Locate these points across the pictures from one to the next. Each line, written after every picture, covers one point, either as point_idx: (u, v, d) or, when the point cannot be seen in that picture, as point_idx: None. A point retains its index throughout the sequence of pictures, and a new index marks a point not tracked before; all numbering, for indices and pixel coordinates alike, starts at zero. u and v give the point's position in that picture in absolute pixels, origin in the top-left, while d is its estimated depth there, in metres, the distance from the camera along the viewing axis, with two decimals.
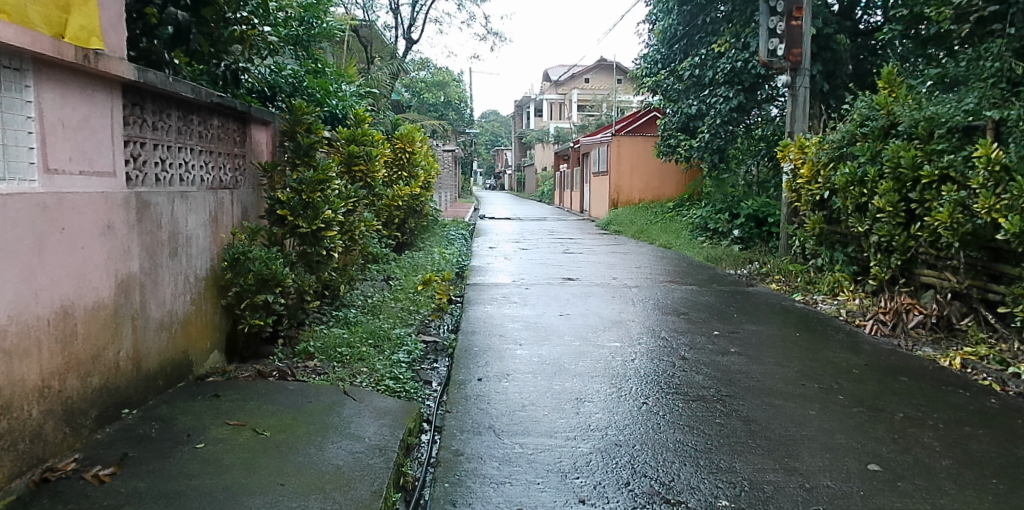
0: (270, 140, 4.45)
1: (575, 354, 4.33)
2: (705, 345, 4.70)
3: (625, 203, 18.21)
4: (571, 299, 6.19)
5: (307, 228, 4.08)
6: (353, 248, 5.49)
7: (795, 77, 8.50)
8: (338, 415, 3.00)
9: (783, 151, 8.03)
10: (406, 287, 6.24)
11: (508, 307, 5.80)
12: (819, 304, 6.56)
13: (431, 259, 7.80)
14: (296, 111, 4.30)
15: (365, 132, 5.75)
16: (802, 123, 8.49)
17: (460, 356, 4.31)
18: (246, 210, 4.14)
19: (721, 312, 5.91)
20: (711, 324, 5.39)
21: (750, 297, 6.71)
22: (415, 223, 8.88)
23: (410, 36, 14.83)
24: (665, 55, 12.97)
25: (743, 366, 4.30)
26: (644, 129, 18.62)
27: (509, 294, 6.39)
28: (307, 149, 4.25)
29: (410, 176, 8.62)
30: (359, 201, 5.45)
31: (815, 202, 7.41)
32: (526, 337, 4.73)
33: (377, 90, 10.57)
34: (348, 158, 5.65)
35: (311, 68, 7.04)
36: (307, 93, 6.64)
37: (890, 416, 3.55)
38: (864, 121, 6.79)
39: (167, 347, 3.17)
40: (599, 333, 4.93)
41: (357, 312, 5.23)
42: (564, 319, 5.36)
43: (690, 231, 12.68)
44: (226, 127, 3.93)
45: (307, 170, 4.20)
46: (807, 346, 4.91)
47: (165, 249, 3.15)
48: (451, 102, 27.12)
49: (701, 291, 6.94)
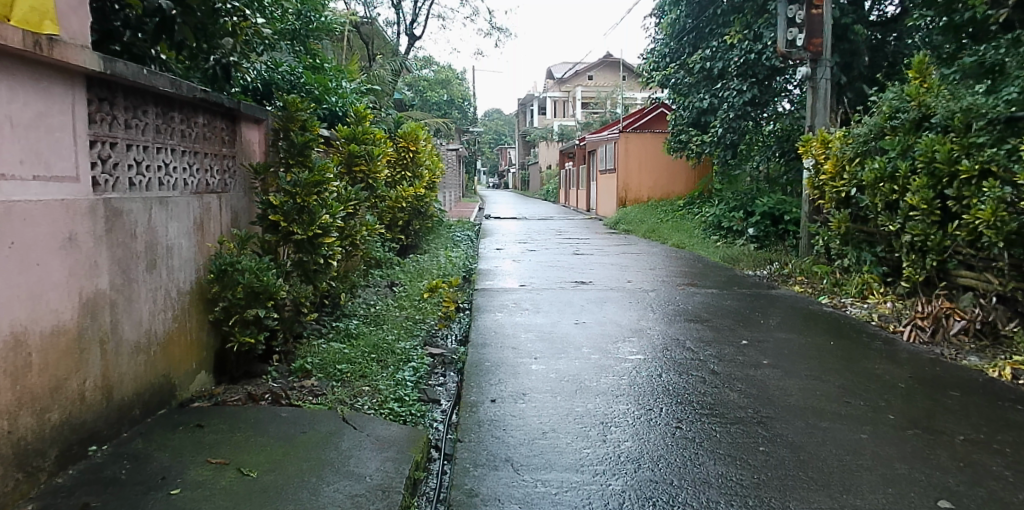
0: (263, 139, 4.12)
1: (595, 369, 3.98)
2: (735, 358, 4.34)
3: (633, 202, 17.82)
4: (586, 305, 5.83)
5: (303, 235, 3.73)
6: (354, 254, 5.15)
7: (815, 68, 8.11)
8: (335, 449, 2.66)
9: (806, 145, 7.64)
10: (410, 294, 5.88)
11: (520, 315, 5.45)
12: (848, 308, 6.18)
13: (436, 263, 7.44)
14: (290, 107, 3.92)
15: (366, 130, 5.39)
16: (823, 117, 8.11)
17: (470, 373, 3.96)
18: (236, 216, 3.81)
19: (746, 318, 5.54)
20: (737, 333, 5.02)
21: (774, 301, 6.34)
22: (420, 224, 8.54)
23: (412, 32, 14.49)
24: (673, 49, 12.61)
25: (778, 381, 3.94)
26: (652, 125, 18.21)
27: (520, 300, 6.04)
28: (302, 148, 3.90)
29: (414, 176, 8.28)
30: (360, 204, 5.10)
31: (839, 199, 7.02)
32: (542, 350, 4.39)
33: (379, 87, 10.25)
34: (348, 158, 5.31)
35: (309, 64, 6.72)
36: (304, 90, 6.34)
37: (949, 440, 3.19)
38: (893, 113, 6.40)
39: (145, 371, 2.84)
40: (618, 344, 4.57)
41: (359, 323, 4.89)
42: (580, 328, 5.00)
43: (703, 230, 12.30)
44: (213, 125, 3.59)
45: (302, 171, 3.83)
46: (844, 357, 4.55)
47: (141, 261, 2.80)
48: (455, 101, 26.76)
49: (722, 295, 6.57)
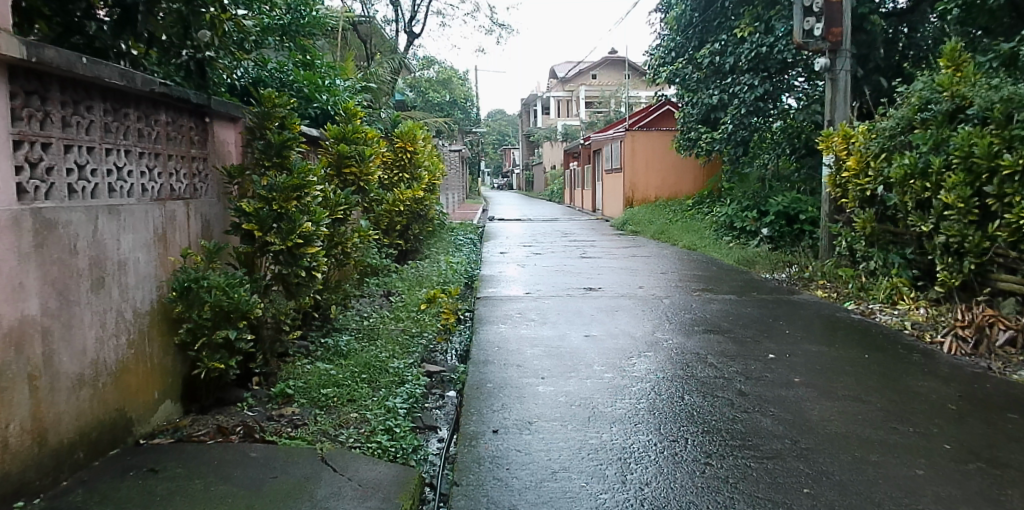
0: (238, 140, 3.75)
1: (609, 391, 3.57)
2: (762, 376, 3.93)
3: (640, 202, 17.41)
4: (596, 315, 5.43)
5: (281, 245, 3.33)
6: (345, 263, 4.77)
7: (835, 59, 7.65)
8: (309, 501, 2.27)
9: (826, 141, 7.19)
10: (406, 305, 5.47)
11: (524, 326, 5.05)
12: (877, 315, 5.76)
13: (436, 270, 7.04)
14: (265, 102, 3.50)
15: (358, 129, 5.01)
16: (843, 111, 7.67)
17: (470, 397, 3.56)
18: (208, 225, 3.43)
19: (769, 328, 5.14)
20: (761, 346, 4.61)
21: (798, 308, 5.91)
22: (420, 228, 8.14)
23: (411, 30, 14.09)
24: (679, 43, 12.19)
25: (815, 405, 3.53)
26: (658, 122, 17.73)
27: (525, 310, 5.64)
28: (279, 148, 3.49)
29: (412, 178, 7.87)
30: (350, 209, 4.72)
31: (863, 198, 6.58)
32: (549, 368, 3.99)
33: (376, 86, 9.85)
34: (338, 159, 4.96)
35: (300, 60, 6.40)
36: (295, 88, 6.06)
37: (1019, 475, 2.78)
38: (924, 105, 5.96)
39: (93, 407, 2.46)
40: (633, 361, 4.17)
41: (349, 339, 4.48)
42: (590, 342, 4.59)
43: (714, 230, 11.85)
44: (178, 123, 3.20)
45: (280, 174, 3.43)
46: (882, 373, 4.12)
47: (86, 280, 2.42)
48: (457, 101, 26.36)
49: (741, 301, 6.14)
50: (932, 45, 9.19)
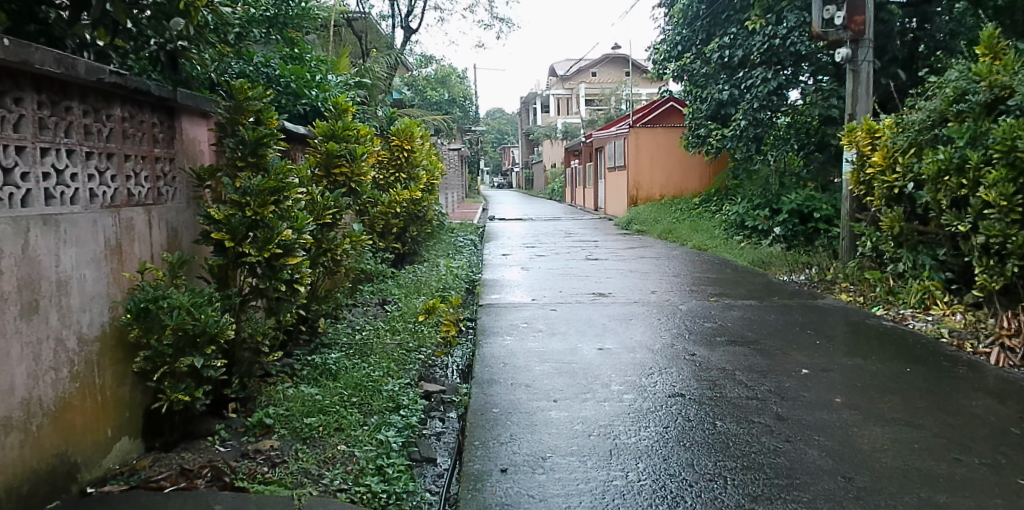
0: (207, 138, 3.35)
1: (630, 418, 3.17)
2: (798, 397, 3.53)
3: (644, 200, 17.03)
4: (608, 324, 5.02)
5: (257, 256, 2.92)
6: (337, 271, 4.38)
7: (856, 50, 7.26)
8: None
9: (849, 135, 6.81)
10: (402, 315, 5.07)
11: (531, 338, 4.64)
12: (911, 322, 5.35)
13: (436, 275, 6.63)
14: (236, 93, 3.02)
15: (351, 124, 4.62)
16: (865, 104, 7.27)
17: (474, 425, 3.15)
18: (175, 233, 3.02)
19: (797, 337, 4.74)
20: (792, 359, 4.21)
21: (823, 313, 5.53)
22: (418, 231, 7.72)
23: (408, 25, 13.69)
24: (685, 37, 11.81)
25: (863, 432, 3.13)
26: (663, 119, 17.23)
27: (531, 318, 5.23)
28: (254, 147, 3.03)
29: (410, 178, 7.46)
30: (342, 211, 4.36)
31: (890, 195, 6.17)
32: (562, 388, 3.59)
33: (373, 83, 9.44)
34: (327, 158, 4.51)
35: (288, 54, 6.07)
36: (281, 83, 5.73)
37: None
38: (960, 96, 5.53)
39: (24, 456, 2.05)
40: (653, 379, 3.76)
41: (340, 356, 4.08)
42: (604, 356, 4.19)
43: (723, 229, 11.46)
44: (135, 119, 2.80)
45: (256, 175, 3.00)
46: (929, 390, 3.72)
47: (14, 305, 2.03)
48: (457, 100, 25.94)
49: (761, 307, 5.73)
50: (952, 37, 8.80)
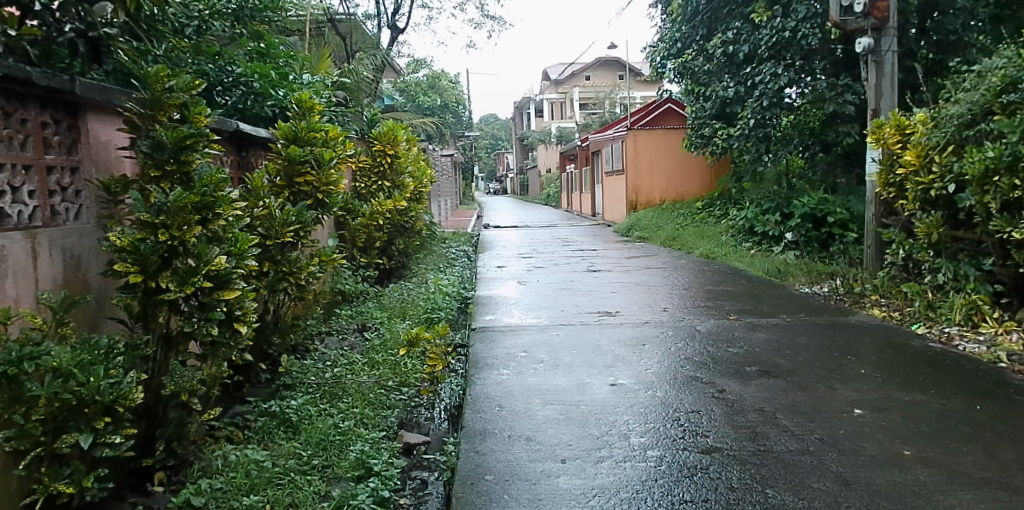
0: (117, 140, 2.68)
1: (659, 489, 2.51)
2: (859, 451, 2.89)
3: (644, 205, 16.41)
4: (619, 352, 4.35)
5: (177, 293, 2.24)
6: (302, 297, 3.71)
7: (879, 39, 6.65)
8: None
9: (875, 133, 6.17)
10: (381, 347, 4.39)
11: (531, 372, 3.97)
12: (961, 343, 4.64)
13: (424, 293, 5.92)
14: (151, 81, 2.33)
15: (318, 125, 3.95)
16: (891, 98, 6.67)
17: (462, 502, 2.49)
18: (76, 263, 2.37)
19: (838, 365, 4.09)
20: (837, 396, 3.57)
21: (860, 333, 4.89)
22: (405, 243, 7.04)
23: (394, 24, 13.00)
24: (685, 34, 11.21)
25: (950, 500, 2.48)
26: (661, 120, 16.46)
27: (530, 345, 4.55)
28: (176, 152, 2.34)
29: (394, 187, 6.77)
30: (311, 226, 3.71)
31: (926, 198, 5.55)
32: (571, 443, 2.92)
33: (355, 84, 8.76)
34: (289, 167, 3.80)
35: (253, 49, 5.42)
36: (243, 83, 5.08)
37: None
38: (1007, 86, 4.95)
39: None
40: (679, 428, 3.10)
41: (304, 404, 3.42)
42: (618, 395, 3.53)
43: (730, 236, 10.78)
44: (10, 116, 2.14)
45: (176, 187, 2.32)
46: (1013, 436, 3.06)
47: None
48: (449, 104, 25.25)
49: (788, 326, 5.07)
50: (966, 29, 8.24)
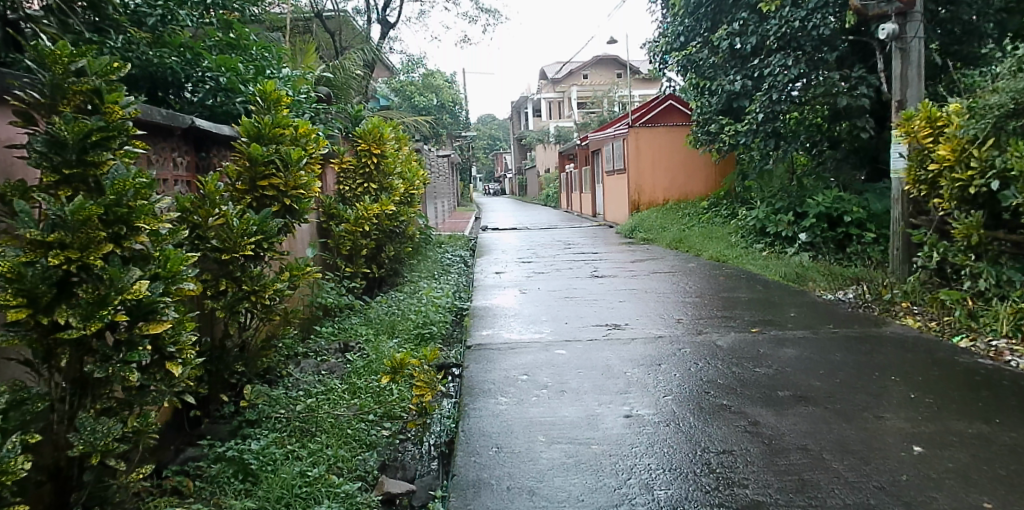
0: (17, 139, 2.14)
1: None
2: (930, 505, 2.38)
3: (647, 205, 15.94)
4: (632, 374, 3.85)
5: (81, 331, 1.74)
6: (270, 319, 3.24)
7: (904, 25, 6.15)
8: None
9: (904, 126, 5.65)
10: (363, 370, 3.89)
11: (534, 401, 3.47)
12: (1013, 358, 4.15)
13: (415, 305, 5.42)
14: (50, 66, 1.87)
15: (286, 120, 3.48)
16: (918, 88, 6.17)
17: None
18: None
19: (883, 389, 3.59)
20: (888, 429, 3.07)
21: (896, 347, 4.40)
22: (396, 250, 6.55)
23: (385, 19, 12.57)
24: (688, 27, 10.76)
25: None
26: (663, 118, 15.93)
27: (531, 367, 4.05)
28: (81, 150, 1.85)
29: (381, 190, 6.26)
30: (279, 237, 3.23)
31: (963, 196, 5.08)
32: (583, 498, 2.42)
33: (343, 80, 8.30)
34: (251, 169, 3.31)
35: (224, 39, 4.95)
36: (210, 76, 4.60)
37: None
38: None
39: None
40: (711, 474, 2.60)
41: (271, 445, 2.92)
42: (634, 430, 3.03)
43: (740, 236, 10.26)
44: None
45: (79, 194, 1.82)
46: None
47: None
48: (444, 104, 24.79)
49: (817, 340, 4.58)
50: (980, 18, 7.92)
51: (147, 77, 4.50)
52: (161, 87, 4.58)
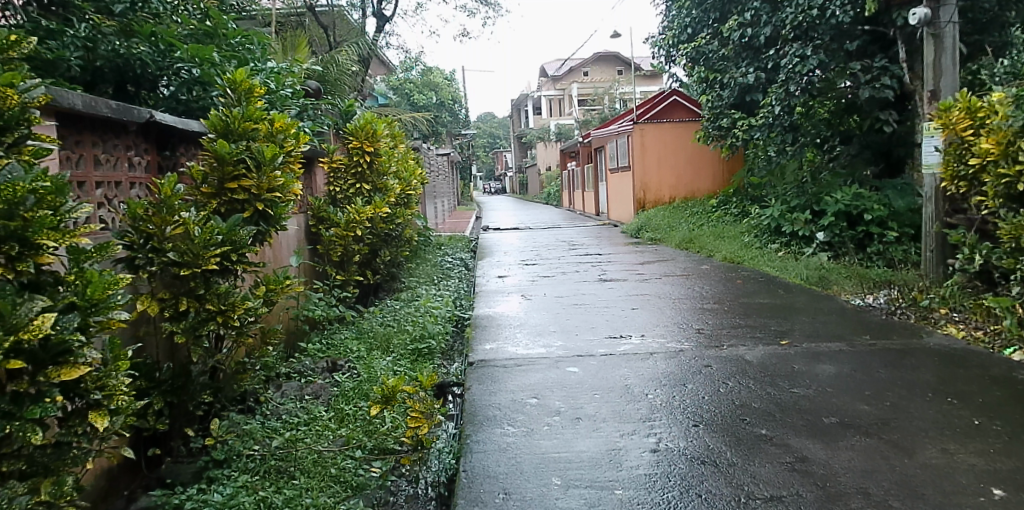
0: None
1: None
2: None
3: (653, 203, 15.52)
4: (655, 397, 3.42)
5: None
6: (241, 342, 2.82)
7: (937, 9, 5.69)
8: None
9: (942, 117, 5.20)
10: (352, 394, 3.47)
11: (546, 432, 3.04)
12: None
13: (412, 315, 4.99)
14: None
15: (258, 114, 3.07)
16: (953, 77, 5.73)
17: None
18: None
19: (941, 414, 3.15)
20: (957, 466, 2.64)
21: (945, 362, 3.95)
22: (393, 255, 6.12)
23: (382, 12, 12.19)
24: (696, 18, 10.30)
25: None
26: (669, 113, 15.41)
27: (541, 390, 3.61)
28: None
29: (375, 190, 5.83)
30: (251, 247, 2.80)
31: (1010, 193, 4.62)
32: None
33: (336, 75, 7.87)
34: (219, 166, 2.88)
35: (201, 27, 4.51)
36: (183, 67, 4.16)
37: None
38: None
39: None
40: None
41: (239, 490, 2.50)
42: (662, 470, 2.60)
43: (753, 236, 9.82)
44: None
45: None
46: None
47: None
48: (444, 102, 24.32)
49: (856, 354, 4.14)
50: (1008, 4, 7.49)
51: (114, 70, 4.06)
52: (131, 81, 4.15)
